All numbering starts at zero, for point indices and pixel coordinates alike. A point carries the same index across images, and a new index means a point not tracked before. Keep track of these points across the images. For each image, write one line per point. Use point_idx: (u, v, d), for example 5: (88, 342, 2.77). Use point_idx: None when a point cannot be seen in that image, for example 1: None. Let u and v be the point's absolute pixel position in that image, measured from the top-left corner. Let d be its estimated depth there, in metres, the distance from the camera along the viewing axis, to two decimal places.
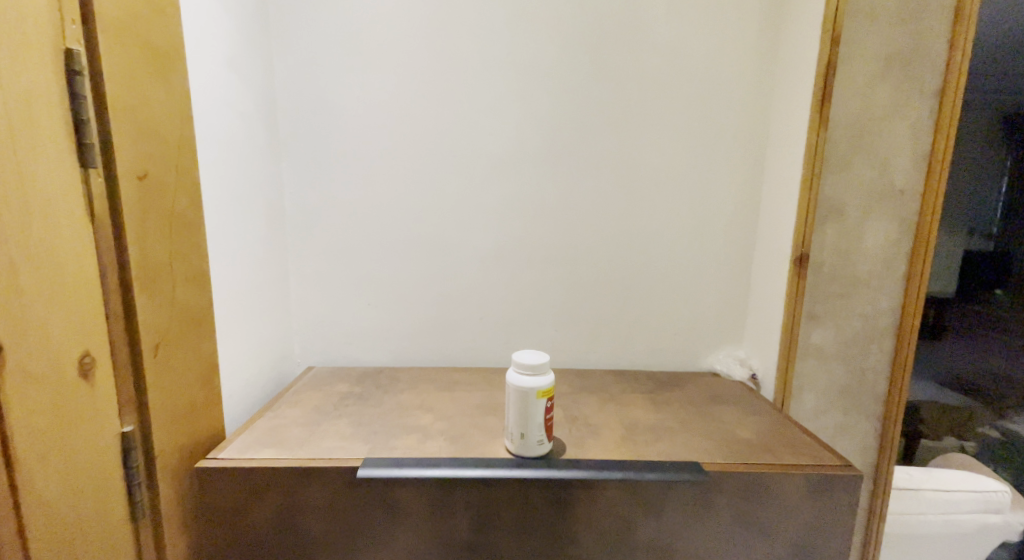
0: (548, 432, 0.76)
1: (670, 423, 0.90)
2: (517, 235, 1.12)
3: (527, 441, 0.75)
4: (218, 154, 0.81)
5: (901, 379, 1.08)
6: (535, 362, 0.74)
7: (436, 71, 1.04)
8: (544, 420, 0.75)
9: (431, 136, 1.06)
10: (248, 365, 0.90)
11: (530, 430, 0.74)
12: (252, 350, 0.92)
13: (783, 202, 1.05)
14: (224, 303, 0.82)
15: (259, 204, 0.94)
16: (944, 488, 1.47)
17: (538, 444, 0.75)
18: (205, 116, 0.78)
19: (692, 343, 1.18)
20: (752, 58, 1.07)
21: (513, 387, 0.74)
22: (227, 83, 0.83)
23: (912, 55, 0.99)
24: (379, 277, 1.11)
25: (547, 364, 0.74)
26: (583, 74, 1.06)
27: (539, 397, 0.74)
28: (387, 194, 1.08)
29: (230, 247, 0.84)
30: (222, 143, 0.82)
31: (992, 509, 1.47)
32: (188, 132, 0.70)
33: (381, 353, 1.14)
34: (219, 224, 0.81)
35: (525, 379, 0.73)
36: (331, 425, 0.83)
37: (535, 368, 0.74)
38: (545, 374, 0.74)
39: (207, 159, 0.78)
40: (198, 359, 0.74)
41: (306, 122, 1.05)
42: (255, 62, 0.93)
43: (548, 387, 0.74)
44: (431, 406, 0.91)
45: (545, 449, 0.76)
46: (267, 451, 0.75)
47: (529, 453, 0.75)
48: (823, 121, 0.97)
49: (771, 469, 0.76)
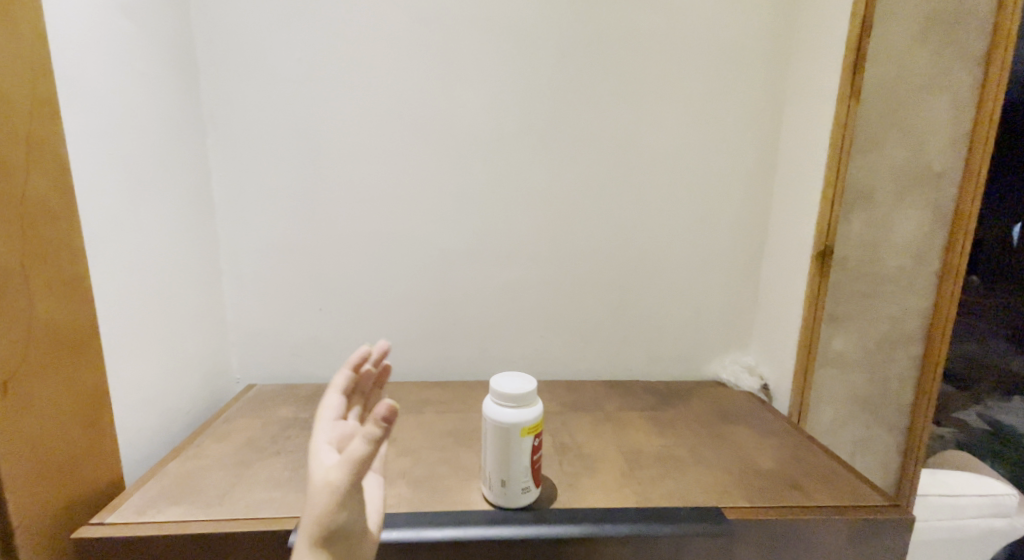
0: (536, 475, 0.61)
1: (678, 450, 0.76)
2: (498, 229, 0.96)
3: (510, 490, 0.60)
4: (97, 126, 0.64)
5: (935, 363, 0.93)
6: (519, 391, 0.58)
7: (400, 34, 0.87)
8: (530, 462, 0.60)
9: (392, 107, 0.89)
10: (151, 393, 0.73)
11: (514, 476, 0.59)
12: (157, 373, 0.74)
13: (805, 188, 0.91)
14: (109, 319, 0.65)
15: (163, 190, 0.77)
16: (949, 492, 1.27)
17: (523, 492, 0.60)
18: (79, 72, 0.61)
19: (694, 349, 1.05)
20: (767, 22, 0.92)
21: (492, 423, 0.59)
22: (111, 35, 0.67)
23: (956, 19, 0.84)
24: (333, 276, 0.94)
25: (535, 393, 0.59)
26: (573, 37, 0.90)
27: (525, 435, 0.58)
28: (339, 177, 0.91)
29: (115, 245, 0.66)
30: (107, 113, 0.65)
31: (998, 513, 1.29)
32: (48, 92, 0.54)
33: (338, 366, 0.98)
34: (102, 214, 0.64)
35: (507, 413, 0.58)
36: (265, 468, 0.67)
37: (518, 398, 0.58)
38: (531, 406, 0.59)
39: (80, 132, 0.61)
40: (80, 398, 0.58)
41: (237, 93, 0.87)
42: (150, 11, 0.74)
43: (535, 422, 0.59)
44: (393, 436, 0.75)
45: (531, 497, 0.61)
46: (176, 509, 0.59)
47: (512, 504, 0.60)
48: (855, 92, 0.82)
49: (807, 515, 0.63)
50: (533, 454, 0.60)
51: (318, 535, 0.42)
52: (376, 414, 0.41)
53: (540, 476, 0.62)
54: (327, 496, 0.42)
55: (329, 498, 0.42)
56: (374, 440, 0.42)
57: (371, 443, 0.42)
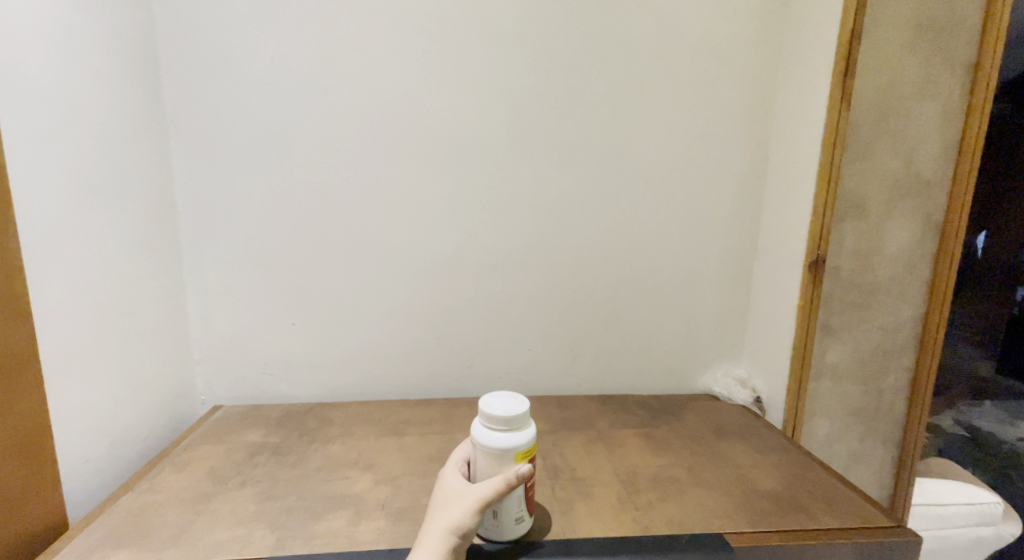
0: (530, 505, 0.57)
1: (676, 471, 0.72)
2: (483, 238, 0.92)
3: (502, 523, 0.55)
4: (37, 131, 0.59)
5: (928, 370, 0.92)
6: (514, 413, 0.54)
7: (379, 34, 0.83)
8: (524, 491, 0.55)
9: (369, 110, 0.85)
10: (101, 420, 0.67)
11: (509, 506, 0.55)
12: (108, 398, 0.68)
13: (797, 196, 0.89)
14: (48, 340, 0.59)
15: (119, 200, 0.71)
16: (936, 502, 1.22)
17: (516, 524, 0.55)
18: (19, 76, 0.57)
19: (686, 361, 1.02)
20: (757, 26, 0.91)
21: (482, 449, 0.54)
22: (59, 37, 0.62)
23: (942, 28, 0.83)
24: (308, 287, 0.89)
25: (527, 415, 0.54)
26: (558, 40, 0.87)
27: (521, 461, 0.54)
28: (313, 184, 0.86)
29: (58, 255, 0.61)
30: (52, 119, 0.61)
31: (985, 522, 1.24)
32: None
33: (313, 385, 0.92)
34: (43, 226, 0.59)
35: (499, 437, 0.53)
36: (229, 501, 0.61)
37: (515, 421, 0.54)
38: (523, 428, 0.55)
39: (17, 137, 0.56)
40: (12, 434, 0.54)
41: (203, 96, 0.82)
42: (102, 9, 0.69)
43: (529, 446, 0.54)
44: (371, 462, 0.70)
45: (525, 527, 0.56)
46: (124, 552, 0.53)
47: (506, 538, 0.56)
48: (846, 98, 0.80)
49: (812, 539, 0.60)
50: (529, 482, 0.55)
51: (449, 536, 0.50)
52: (518, 468, 0.53)
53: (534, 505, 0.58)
54: (466, 508, 0.51)
55: (464, 511, 0.51)
56: (514, 484, 0.52)
57: (511, 485, 0.52)
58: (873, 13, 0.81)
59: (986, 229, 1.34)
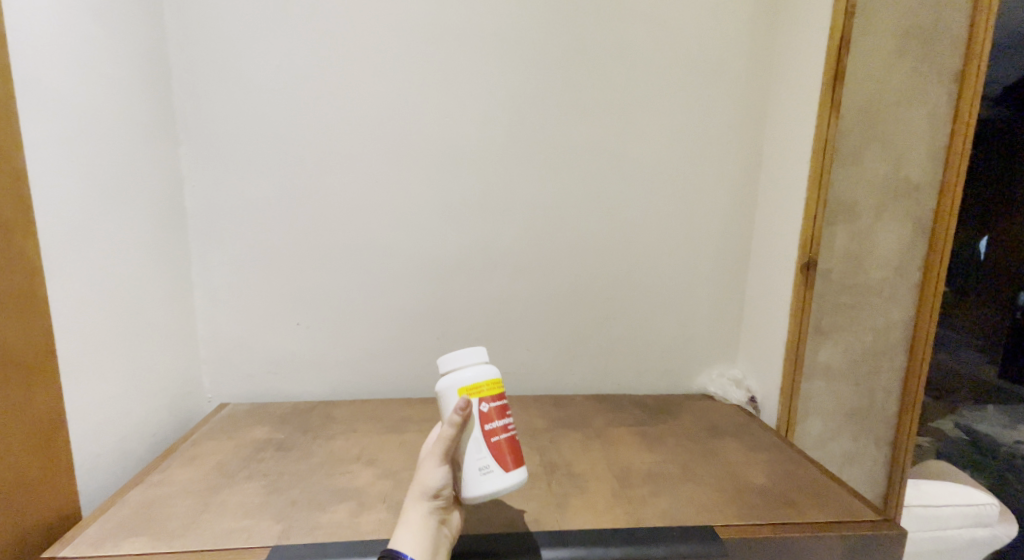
0: (497, 453, 0.54)
1: (669, 467, 0.74)
2: (484, 240, 0.94)
3: (467, 475, 0.53)
4: (58, 138, 0.62)
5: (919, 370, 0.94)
6: (477, 349, 0.57)
7: (383, 44, 0.86)
8: (483, 435, 0.54)
9: (373, 117, 0.87)
10: (113, 417, 0.69)
11: (468, 455, 0.53)
12: (120, 395, 0.71)
13: (789, 200, 0.91)
14: (66, 339, 0.62)
15: (131, 204, 0.74)
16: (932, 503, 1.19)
17: (484, 474, 0.53)
18: (41, 87, 0.60)
19: (682, 362, 1.04)
20: (751, 35, 0.93)
21: (444, 392, 0.56)
22: (74, 47, 0.65)
23: (930, 37, 0.86)
24: (315, 289, 0.91)
25: (477, 354, 0.57)
26: (557, 48, 0.90)
27: (481, 394, 0.55)
28: (318, 188, 0.88)
29: (74, 257, 0.64)
30: (68, 127, 0.63)
31: (980, 523, 1.20)
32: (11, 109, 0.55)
33: (316, 384, 0.94)
34: (60, 231, 0.62)
35: (451, 373, 0.56)
36: (235, 493, 0.63)
37: (478, 357, 0.57)
38: (478, 367, 0.56)
39: (41, 146, 0.59)
40: (31, 429, 0.56)
41: (214, 103, 0.84)
42: (118, 21, 0.72)
43: (485, 380, 0.56)
44: (373, 458, 0.72)
45: (497, 476, 0.53)
46: (134, 542, 0.55)
47: (480, 493, 0.53)
48: (835, 105, 0.83)
49: (799, 532, 0.62)
50: (485, 425, 0.54)
51: (421, 498, 0.53)
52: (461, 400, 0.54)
53: (512, 458, 0.55)
54: (429, 469, 0.54)
55: (427, 469, 0.54)
56: (453, 418, 0.52)
57: (455, 427, 0.53)
58: (861, 22, 0.83)
59: (988, 234, 1.39)
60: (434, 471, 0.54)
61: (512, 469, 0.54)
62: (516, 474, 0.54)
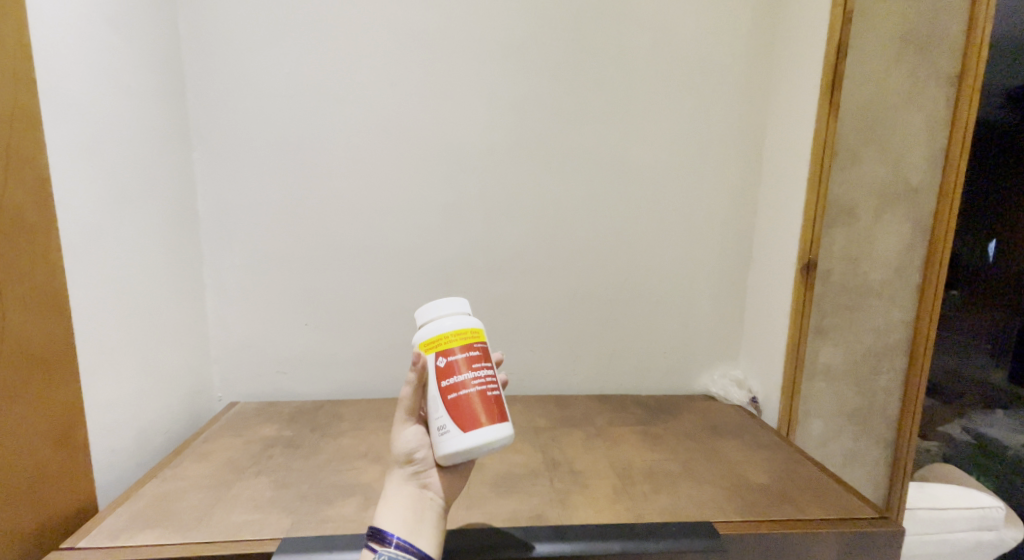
0: (454, 409, 0.52)
1: (670, 466, 0.75)
2: (488, 242, 0.96)
3: (432, 437, 0.53)
4: (78, 142, 0.64)
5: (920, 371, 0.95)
6: (454, 300, 0.56)
7: (390, 50, 0.88)
8: (438, 392, 0.52)
9: (379, 122, 0.90)
10: (128, 413, 0.71)
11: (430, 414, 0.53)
12: (135, 392, 0.73)
13: (789, 202, 0.92)
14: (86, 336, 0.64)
15: (147, 208, 0.76)
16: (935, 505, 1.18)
17: (442, 432, 0.52)
18: (64, 97, 0.62)
19: (684, 363, 1.05)
20: (750, 40, 0.95)
21: (417, 342, 0.56)
22: (95, 58, 0.68)
23: (927, 40, 0.87)
24: (322, 289, 0.93)
25: (449, 306, 0.56)
26: (559, 53, 0.92)
27: (448, 346, 0.54)
28: (326, 191, 0.90)
29: (92, 258, 0.66)
30: (88, 132, 0.66)
31: (985, 526, 1.19)
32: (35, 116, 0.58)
33: (324, 383, 0.96)
34: (80, 230, 0.64)
35: (420, 327, 0.56)
36: (246, 488, 0.65)
37: (453, 308, 0.56)
38: (449, 317, 0.55)
39: (63, 150, 0.62)
40: (52, 424, 0.58)
41: (225, 109, 0.87)
42: (134, 30, 0.75)
43: (454, 331, 0.54)
44: (380, 454, 0.73)
45: (454, 434, 0.51)
46: (151, 533, 0.57)
47: (444, 454, 0.52)
48: (832, 109, 0.84)
49: (796, 529, 0.63)
50: (440, 381, 0.52)
51: (397, 462, 0.55)
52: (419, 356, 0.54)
53: (472, 415, 0.51)
54: (400, 432, 0.55)
55: (399, 431, 0.55)
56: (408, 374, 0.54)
57: (411, 386, 0.54)
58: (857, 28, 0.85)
59: (996, 237, 1.37)
60: (403, 433, 0.55)
61: (476, 426, 0.51)
62: (480, 432, 0.51)
